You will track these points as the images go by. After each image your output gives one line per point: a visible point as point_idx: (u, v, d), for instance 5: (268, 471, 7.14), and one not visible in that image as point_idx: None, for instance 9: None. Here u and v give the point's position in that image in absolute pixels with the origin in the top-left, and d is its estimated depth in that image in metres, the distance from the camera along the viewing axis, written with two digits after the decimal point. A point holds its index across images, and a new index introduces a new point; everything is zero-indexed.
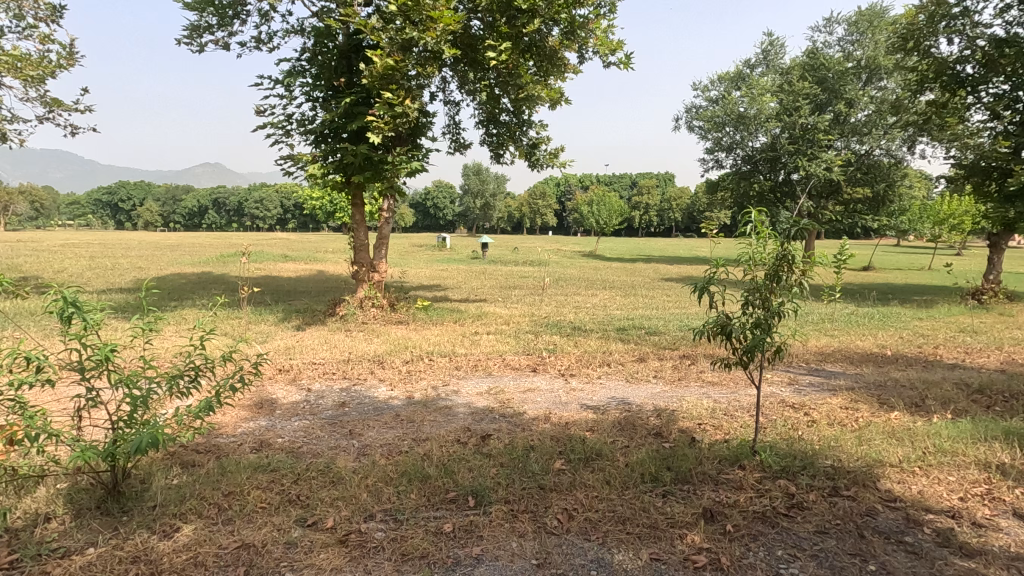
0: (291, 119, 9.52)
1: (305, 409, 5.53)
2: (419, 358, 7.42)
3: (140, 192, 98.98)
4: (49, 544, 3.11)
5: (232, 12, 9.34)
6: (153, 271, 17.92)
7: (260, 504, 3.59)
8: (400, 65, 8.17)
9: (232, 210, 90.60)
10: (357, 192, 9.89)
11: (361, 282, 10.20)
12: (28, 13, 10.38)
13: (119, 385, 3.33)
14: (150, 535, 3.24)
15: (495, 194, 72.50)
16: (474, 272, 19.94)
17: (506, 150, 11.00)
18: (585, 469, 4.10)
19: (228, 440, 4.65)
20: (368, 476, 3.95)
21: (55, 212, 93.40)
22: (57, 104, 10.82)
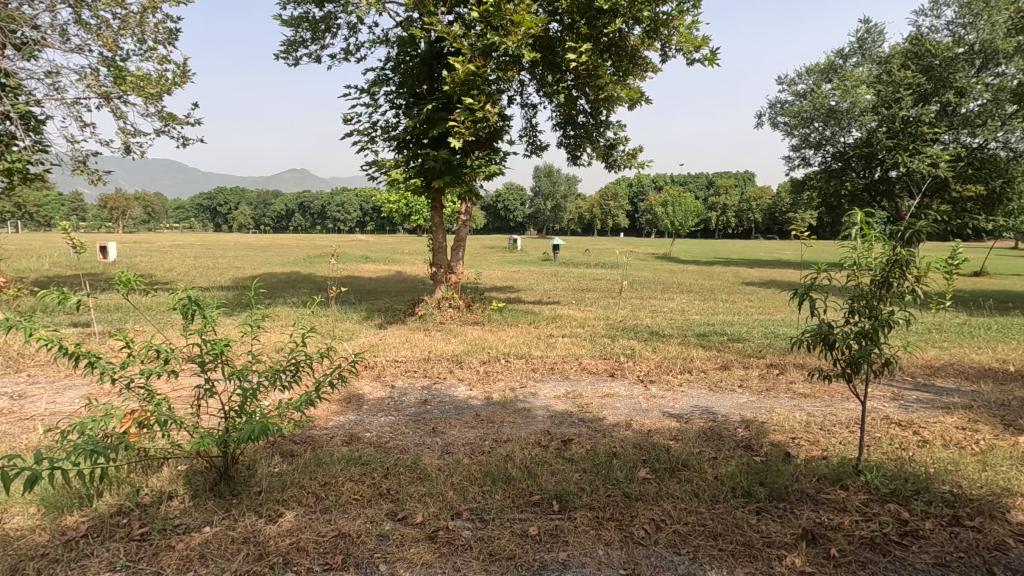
0: (377, 126, 9.96)
1: (390, 406, 5.74)
2: (496, 359, 7.52)
3: (235, 196, 107.13)
4: (173, 520, 3.42)
5: (324, 26, 9.87)
6: (249, 270, 19.33)
7: (354, 496, 3.76)
8: (481, 70, 8.32)
9: (316, 213, 95.93)
10: (437, 196, 10.20)
11: (439, 282, 10.51)
12: (149, 37, 11.48)
13: (232, 377, 3.59)
14: (258, 518, 3.48)
15: (566, 196, 72.24)
16: (546, 274, 19.99)
17: (583, 151, 10.91)
18: (671, 479, 3.98)
19: (321, 432, 4.92)
20: (453, 474, 4.04)
21: (164, 216, 103.02)
22: (172, 118, 11.90)
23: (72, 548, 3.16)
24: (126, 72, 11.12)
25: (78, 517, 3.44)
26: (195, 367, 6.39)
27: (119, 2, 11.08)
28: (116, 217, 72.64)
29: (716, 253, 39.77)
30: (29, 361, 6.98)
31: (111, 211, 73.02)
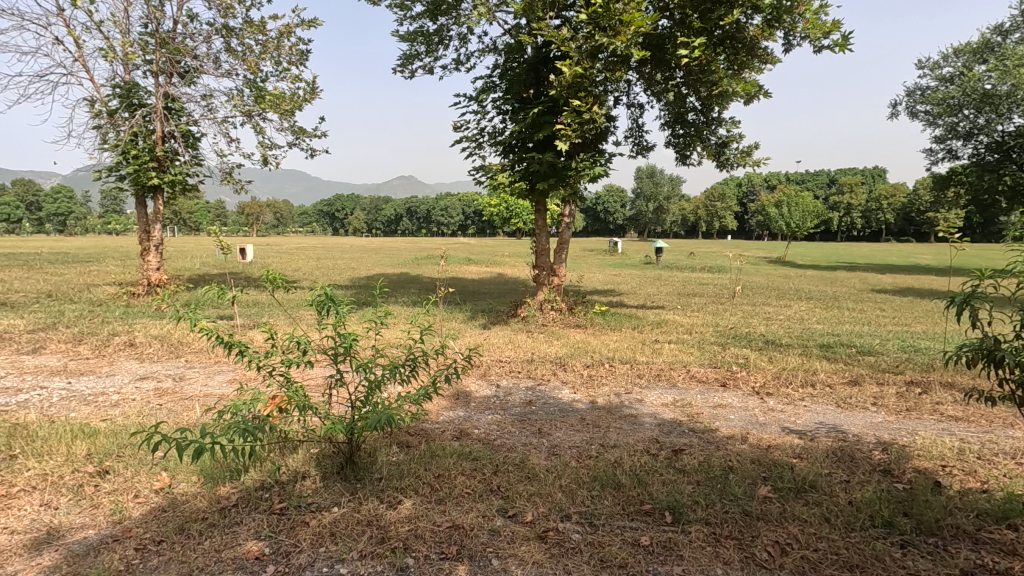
0: (484, 132, 10.28)
1: (496, 405, 5.87)
2: (600, 363, 7.42)
3: (351, 202, 115.52)
4: (306, 498, 3.73)
5: (437, 38, 10.35)
6: (364, 271, 20.68)
7: (466, 490, 3.88)
8: (589, 71, 8.28)
9: (422, 217, 100.77)
10: (541, 199, 10.30)
11: (541, 285, 10.61)
12: (285, 59, 12.70)
13: (359, 369, 3.84)
14: (379, 503, 3.70)
15: (669, 197, 69.87)
16: (649, 277, 19.43)
17: (692, 151, 10.49)
18: (796, 500, 3.69)
19: (433, 426, 5.14)
20: (561, 476, 4.03)
21: (290, 221, 113.63)
22: (302, 132, 13.06)
23: (225, 516, 3.56)
24: (266, 92, 12.39)
25: (230, 488, 3.88)
26: (325, 359, 6.97)
27: (261, 29, 12.37)
28: (251, 222, 81.26)
29: (839, 257, 36.35)
30: (187, 347, 8.01)
31: (248, 217, 81.77)
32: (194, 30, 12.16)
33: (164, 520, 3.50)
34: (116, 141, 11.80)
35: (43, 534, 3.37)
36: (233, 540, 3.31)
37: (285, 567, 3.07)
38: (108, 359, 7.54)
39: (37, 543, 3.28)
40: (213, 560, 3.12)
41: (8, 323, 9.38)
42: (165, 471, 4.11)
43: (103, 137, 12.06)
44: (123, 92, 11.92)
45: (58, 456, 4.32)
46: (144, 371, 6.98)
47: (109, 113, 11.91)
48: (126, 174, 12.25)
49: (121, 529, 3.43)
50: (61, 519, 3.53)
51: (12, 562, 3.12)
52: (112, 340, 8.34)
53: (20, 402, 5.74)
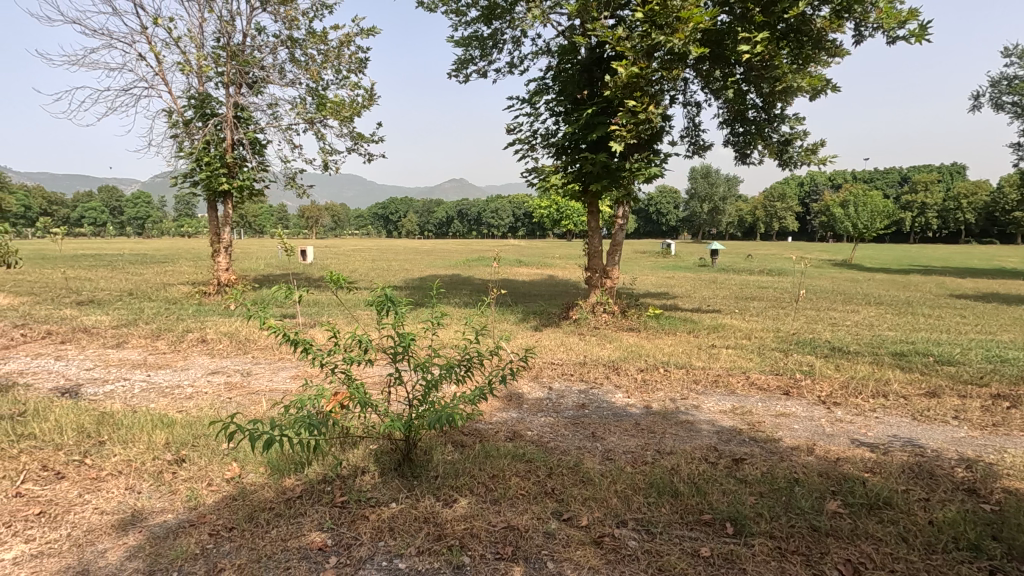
0: (537, 135, 10.30)
1: (549, 407, 5.85)
2: (654, 368, 7.28)
3: (405, 205, 118.36)
4: (366, 493, 3.84)
5: (491, 42, 10.45)
6: (417, 272, 21.14)
7: (520, 491, 3.89)
8: (645, 71, 8.14)
9: (472, 219, 101.97)
10: (594, 200, 10.21)
11: (593, 287, 10.51)
12: (344, 67, 13.16)
13: (417, 368, 3.92)
14: (436, 501, 3.77)
15: (725, 198, 67.78)
16: (705, 280, 18.90)
17: (753, 150, 10.13)
18: (869, 517, 3.49)
19: (486, 427, 5.18)
20: (617, 482, 3.97)
21: (347, 224, 117.62)
22: (360, 137, 13.49)
23: (290, 506, 3.71)
24: (327, 100, 12.88)
25: (295, 480, 4.05)
26: (383, 358, 7.17)
27: (323, 39, 12.88)
28: (311, 225, 84.61)
29: (912, 260, 34.14)
30: (254, 344, 8.42)
31: (307, 220, 85.17)
32: (261, 42, 12.80)
33: (235, 508, 3.69)
34: (191, 149, 12.57)
35: (129, 516, 3.63)
36: (297, 530, 3.45)
37: (347, 559, 3.17)
38: (183, 354, 8.04)
39: (123, 524, 3.53)
40: (279, 548, 3.26)
41: (96, 319, 10.15)
42: (235, 461, 4.34)
43: (179, 145, 12.87)
44: (198, 103, 12.68)
45: (141, 443, 4.64)
46: (215, 366, 7.39)
47: (185, 123, 12.69)
48: (199, 180, 13.02)
49: (196, 514, 3.64)
50: (143, 503, 3.79)
51: (102, 540, 3.37)
52: (186, 336, 8.88)
53: (107, 392, 6.20)
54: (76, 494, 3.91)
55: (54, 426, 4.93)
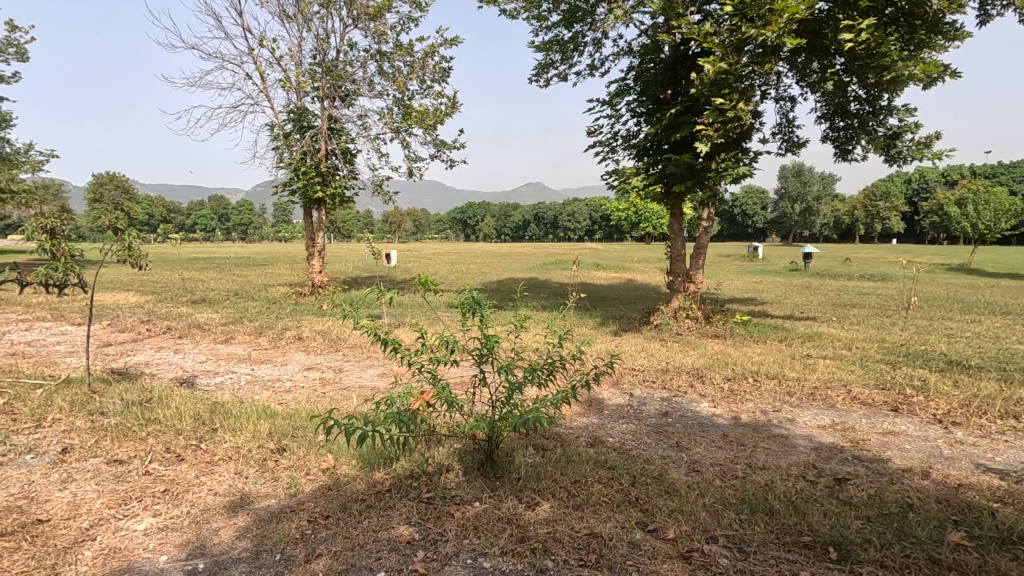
0: (617, 136, 10.16)
1: (630, 414, 5.72)
2: (743, 377, 6.91)
3: (482, 210, 120.62)
4: (450, 491, 3.93)
5: (571, 45, 10.43)
6: (495, 275, 21.47)
7: (603, 498, 3.82)
8: (734, 66, 7.80)
9: (549, 223, 102.17)
10: (677, 202, 9.90)
11: (676, 291, 10.18)
12: (428, 77, 13.63)
13: (501, 370, 3.95)
14: (519, 503, 3.79)
15: (820, 197, 63.36)
16: (797, 285, 17.74)
17: (855, 146, 9.40)
18: (1000, 553, 3.11)
19: (567, 431, 5.15)
20: (705, 495, 3.81)
21: (427, 228, 121.81)
22: (443, 144, 13.90)
23: (380, 499, 3.88)
24: (413, 110, 13.41)
25: (384, 474, 4.23)
26: (465, 359, 7.33)
27: (409, 52, 13.42)
28: (394, 230, 88.24)
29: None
30: (344, 342, 8.90)
31: (390, 225, 88.98)
32: (352, 57, 13.53)
33: (330, 497, 3.91)
34: (290, 160, 13.52)
35: (238, 499, 3.95)
36: (387, 522, 3.59)
37: (434, 554, 3.26)
38: (283, 350, 8.64)
39: (234, 506, 3.85)
40: (371, 538, 3.42)
41: (208, 317, 11.14)
42: (330, 454, 4.60)
43: (280, 157, 13.89)
44: (296, 117, 13.60)
45: (248, 431, 5.03)
46: (310, 362, 7.89)
47: (284, 136, 13.66)
48: (296, 188, 13.97)
49: (297, 501, 3.90)
50: (250, 487, 4.11)
51: (216, 519, 3.68)
52: (284, 334, 9.54)
53: (218, 383, 6.79)
54: (193, 476, 4.31)
55: (175, 413, 5.47)
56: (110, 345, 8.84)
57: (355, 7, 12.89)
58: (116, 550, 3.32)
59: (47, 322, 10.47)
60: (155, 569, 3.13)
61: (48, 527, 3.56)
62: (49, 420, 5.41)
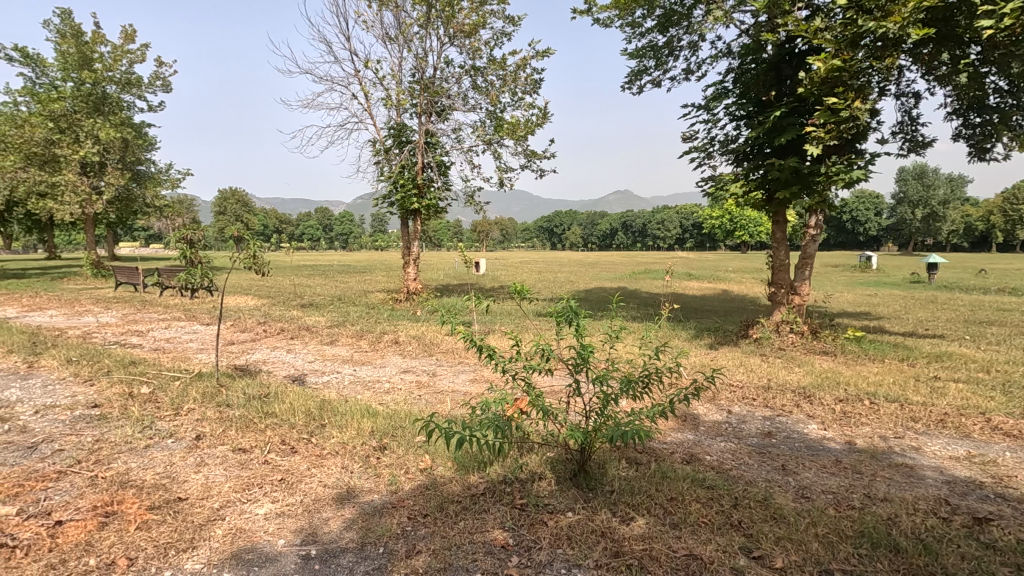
0: (715, 141, 9.78)
1: (729, 432, 5.44)
2: (857, 399, 6.35)
3: (569, 219, 120.46)
4: (543, 500, 3.95)
5: (666, 50, 10.21)
6: (583, 284, 21.33)
7: (702, 519, 3.66)
8: (849, 63, 7.24)
9: (637, 231, 100.00)
10: (780, 210, 9.31)
11: (778, 304, 9.59)
12: (520, 89, 13.89)
13: (596, 381, 3.91)
14: (613, 516, 3.72)
15: (948, 201, 56.87)
16: (920, 299, 16.01)
17: (995, 143, 8.37)
18: None
19: (661, 446, 5.00)
20: (817, 524, 3.54)
21: (515, 237, 123.67)
22: (533, 154, 14.09)
23: (475, 502, 3.98)
24: (506, 122, 13.73)
25: (479, 478, 4.33)
26: (557, 368, 7.34)
27: (502, 65, 13.76)
28: (482, 238, 90.32)
29: None
30: (438, 348, 9.24)
31: (479, 234, 91.21)
32: (448, 74, 14.11)
33: (428, 497, 4.06)
34: (390, 174, 14.34)
35: (345, 492, 4.22)
36: (482, 525, 3.67)
37: (528, 560, 3.28)
38: (381, 353, 9.12)
39: (341, 498, 4.11)
40: (466, 540, 3.51)
41: (315, 320, 12.01)
42: (427, 454, 4.79)
43: (380, 171, 14.77)
44: (395, 133, 14.39)
45: (353, 429, 5.36)
46: (407, 365, 8.27)
47: (385, 151, 14.50)
48: (395, 200, 14.76)
49: (397, 498, 4.09)
50: (355, 481, 4.37)
51: (325, 509, 3.95)
52: (383, 338, 10.08)
53: (325, 382, 7.30)
54: (305, 467, 4.66)
55: (288, 408, 5.94)
56: (234, 343, 9.79)
57: (452, 25, 13.45)
58: (242, 531, 3.66)
59: (183, 321, 11.80)
60: (275, 550, 3.42)
61: (186, 504, 4.00)
62: (186, 409, 6.09)
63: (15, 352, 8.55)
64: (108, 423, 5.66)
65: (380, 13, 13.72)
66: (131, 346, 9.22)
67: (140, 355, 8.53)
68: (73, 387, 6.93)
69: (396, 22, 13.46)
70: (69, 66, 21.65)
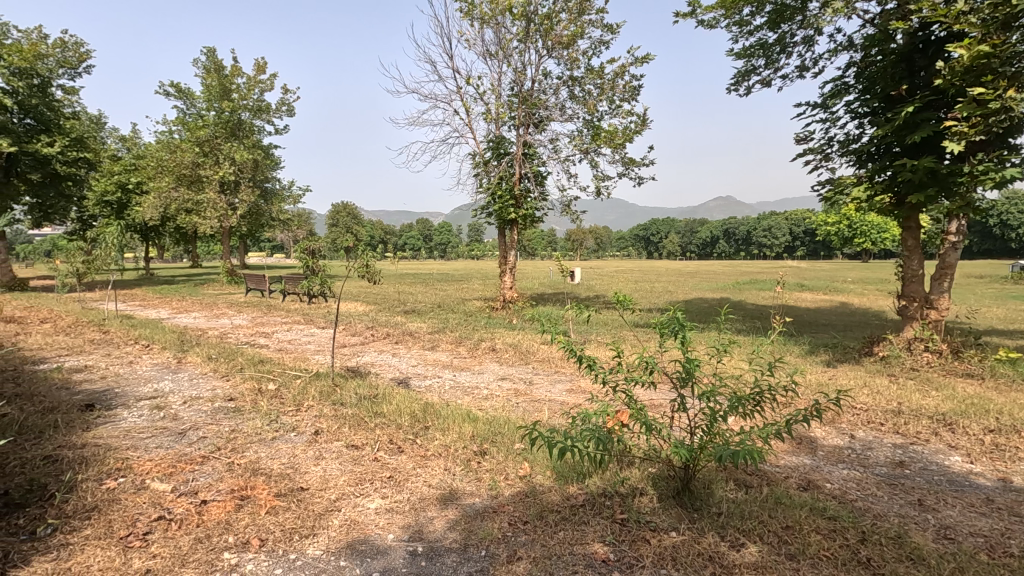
0: (833, 141, 9.05)
1: (853, 459, 4.96)
2: (1013, 430, 5.53)
3: (666, 227, 116.76)
4: (646, 516, 3.83)
5: (778, 47, 9.62)
6: (683, 294, 20.49)
7: (824, 552, 3.37)
8: (1000, 48, 6.39)
9: (741, 239, 94.72)
10: (913, 214, 8.39)
11: (910, 319, 8.63)
12: (618, 97, 13.73)
13: (703, 397, 3.71)
14: (721, 540, 3.53)
15: None
16: None
17: None
18: None
19: (773, 470, 4.67)
20: (964, 570, 3.13)
21: (609, 245, 122.06)
22: (631, 162, 13.84)
23: (575, 513, 3.95)
24: (603, 130, 13.62)
25: (578, 489, 4.30)
26: (657, 381, 7.13)
27: (600, 74, 13.71)
28: (576, 247, 90.10)
29: None
30: (534, 356, 9.32)
31: (572, 243, 91.07)
32: (546, 85, 14.30)
33: (528, 504, 4.10)
34: (488, 185, 14.81)
35: (449, 493, 4.37)
36: (582, 537, 3.64)
37: None
38: (479, 359, 9.37)
39: (445, 499, 4.27)
40: (567, 550, 3.49)
41: (417, 326, 12.61)
42: (527, 462, 4.84)
43: (479, 183, 15.28)
44: (494, 145, 14.78)
45: (454, 432, 5.55)
46: (504, 372, 8.43)
47: (484, 163, 14.98)
48: (493, 211, 15.17)
49: (498, 503, 4.17)
50: (458, 484, 4.52)
51: (430, 509, 4.12)
52: (481, 345, 10.36)
53: (427, 386, 7.64)
54: (412, 466, 4.89)
55: (395, 409, 6.29)
56: (346, 346, 10.55)
57: (550, 38, 13.66)
58: (356, 523, 3.91)
59: (302, 324, 12.90)
60: (385, 544, 3.62)
61: (308, 494, 4.35)
62: (306, 405, 6.64)
63: (168, 348, 9.81)
64: (242, 415, 6.32)
65: (481, 31, 14.23)
66: (259, 346, 10.24)
67: (267, 355, 9.44)
68: (213, 381, 7.82)
69: (497, 38, 13.88)
70: (212, 98, 24.61)
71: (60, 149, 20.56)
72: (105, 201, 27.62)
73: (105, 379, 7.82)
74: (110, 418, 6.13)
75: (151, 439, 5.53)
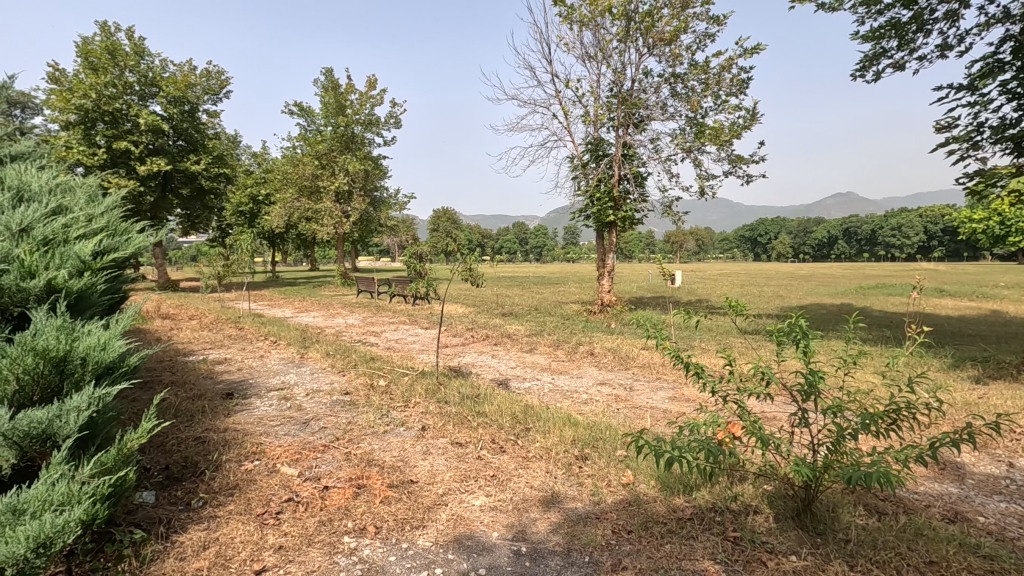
0: (983, 128, 7.97)
1: (1012, 491, 4.31)
2: None
3: (777, 227, 109.22)
4: (760, 536, 3.60)
5: (913, 26, 8.66)
6: (796, 300, 19.00)
7: None
8: None
9: (865, 239, 86.43)
10: None
11: None
12: (724, 91, 13.07)
13: (828, 412, 3.37)
14: (850, 570, 3.22)
15: None
16: None
17: None
18: None
19: (911, 497, 4.19)
20: None
21: (712, 247, 116.37)
22: (739, 159, 13.10)
23: (682, 526, 3.80)
24: (708, 127, 13.03)
25: (685, 502, 4.14)
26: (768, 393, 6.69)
27: (704, 69, 13.14)
28: (676, 248, 87.01)
29: None
30: (634, 361, 9.12)
31: (673, 245, 88.09)
32: (647, 84, 13.95)
33: (632, 513, 4.02)
34: (587, 188, 14.75)
35: (551, 496, 4.40)
36: (690, 552, 3.49)
37: None
38: (578, 363, 9.32)
39: (546, 501, 4.30)
40: (675, 565, 3.37)
41: (516, 329, 12.80)
42: (629, 469, 4.74)
43: (577, 185, 15.26)
44: (593, 147, 14.68)
45: (555, 435, 5.57)
46: (603, 377, 8.32)
47: (582, 166, 14.93)
48: (591, 213, 15.09)
49: (601, 509, 4.12)
50: (560, 487, 4.53)
51: (533, 510, 4.16)
52: (579, 348, 10.31)
53: (527, 388, 7.73)
54: (514, 467, 4.98)
55: (496, 409, 6.43)
56: (449, 346, 10.97)
57: (651, 35, 13.31)
58: (462, 518, 4.05)
59: (408, 325, 13.59)
60: (490, 541, 3.72)
61: (417, 487, 4.57)
62: (413, 402, 6.99)
63: (292, 345, 10.77)
64: (357, 408, 6.78)
65: (580, 34, 14.21)
66: (370, 345, 10.94)
67: (377, 353, 10.05)
68: (331, 376, 8.47)
69: (596, 40, 13.78)
70: (329, 114, 26.66)
71: (204, 165, 23.08)
72: (240, 212, 30.91)
73: (242, 371, 8.75)
74: (246, 406, 6.85)
75: (281, 426, 6.09)
